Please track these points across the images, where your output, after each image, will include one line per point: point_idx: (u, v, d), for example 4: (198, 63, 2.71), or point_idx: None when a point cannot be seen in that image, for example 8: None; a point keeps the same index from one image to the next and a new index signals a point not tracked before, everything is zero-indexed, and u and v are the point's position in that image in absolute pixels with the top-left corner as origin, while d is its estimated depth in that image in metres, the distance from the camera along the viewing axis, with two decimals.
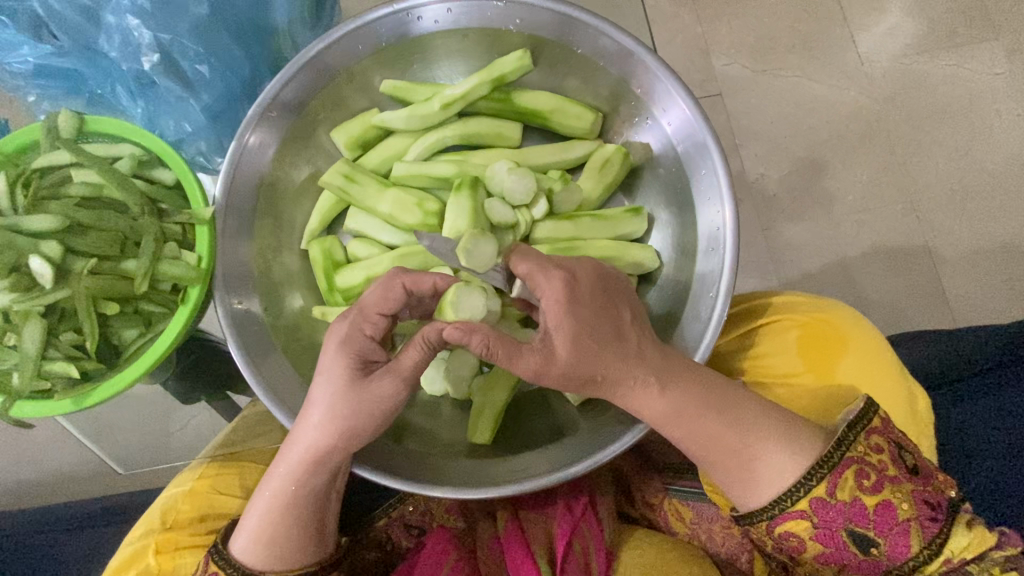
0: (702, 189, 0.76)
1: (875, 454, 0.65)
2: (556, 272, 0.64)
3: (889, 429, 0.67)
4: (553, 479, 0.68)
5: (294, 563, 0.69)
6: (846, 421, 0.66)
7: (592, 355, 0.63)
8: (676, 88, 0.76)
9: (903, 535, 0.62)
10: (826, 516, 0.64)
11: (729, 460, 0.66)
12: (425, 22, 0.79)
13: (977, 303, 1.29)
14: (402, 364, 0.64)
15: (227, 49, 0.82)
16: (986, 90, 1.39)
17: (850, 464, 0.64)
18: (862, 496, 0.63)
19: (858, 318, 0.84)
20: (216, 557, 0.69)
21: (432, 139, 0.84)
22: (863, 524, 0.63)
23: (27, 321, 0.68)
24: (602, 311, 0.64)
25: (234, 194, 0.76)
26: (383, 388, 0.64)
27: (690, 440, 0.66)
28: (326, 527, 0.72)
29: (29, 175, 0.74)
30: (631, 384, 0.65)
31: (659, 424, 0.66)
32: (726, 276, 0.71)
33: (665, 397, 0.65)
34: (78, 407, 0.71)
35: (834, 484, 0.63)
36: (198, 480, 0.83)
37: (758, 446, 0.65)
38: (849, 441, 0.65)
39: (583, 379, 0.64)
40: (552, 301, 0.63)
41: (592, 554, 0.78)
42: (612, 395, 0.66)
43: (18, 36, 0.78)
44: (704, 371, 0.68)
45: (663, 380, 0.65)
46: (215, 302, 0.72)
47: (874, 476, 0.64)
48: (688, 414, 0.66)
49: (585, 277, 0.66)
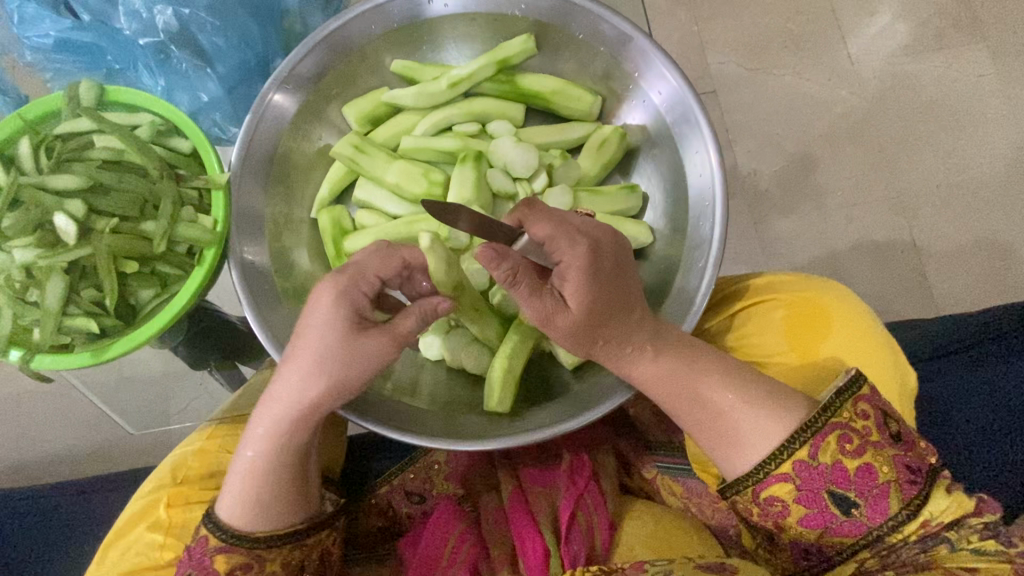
0: (693, 165, 0.80)
1: (859, 420, 0.68)
2: (581, 240, 0.68)
3: (876, 397, 0.70)
4: (547, 433, 0.72)
5: (280, 522, 0.71)
6: (834, 389, 0.69)
7: (602, 319, 0.68)
8: (666, 66, 0.80)
9: (882, 496, 0.66)
10: (808, 477, 0.67)
11: (716, 409, 0.71)
12: (435, 5, 0.83)
13: (959, 296, 1.34)
14: (396, 328, 0.69)
15: (241, 27, 0.85)
16: (972, 92, 1.44)
17: (834, 429, 0.67)
18: (843, 459, 0.67)
19: (844, 295, 0.88)
20: (209, 524, 0.70)
21: (439, 115, 0.88)
22: (843, 486, 0.67)
23: (50, 276, 0.72)
24: (614, 287, 0.69)
25: (248, 159, 0.79)
26: (371, 345, 0.67)
27: (676, 391, 0.72)
28: (309, 481, 0.74)
29: (52, 140, 0.77)
30: (633, 344, 0.71)
31: (656, 377, 0.72)
32: (715, 247, 0.75)
33: (661, 355, 0.72)
34: (97, 361, 0.73)
35: (816, 447, 0.67)
36: (208, 439, 0.85)
37: (732, 395, 0.71)
38: (835, 407, 0.68)
39: (591, 338, 0.69)
40: (570, 265, 0.67)
41: (595, 524, 0.82)
42: (614, 357, 0.72)
43: (41, 10, 0.82)
44: (688, 331, 0.72)
45: (660, 345, 0.72)
46: (229, 254, 0.75)
47: (857, 441, 0.67)
48: (680, 369, 0.72)
49: (607, 248, 0.70)
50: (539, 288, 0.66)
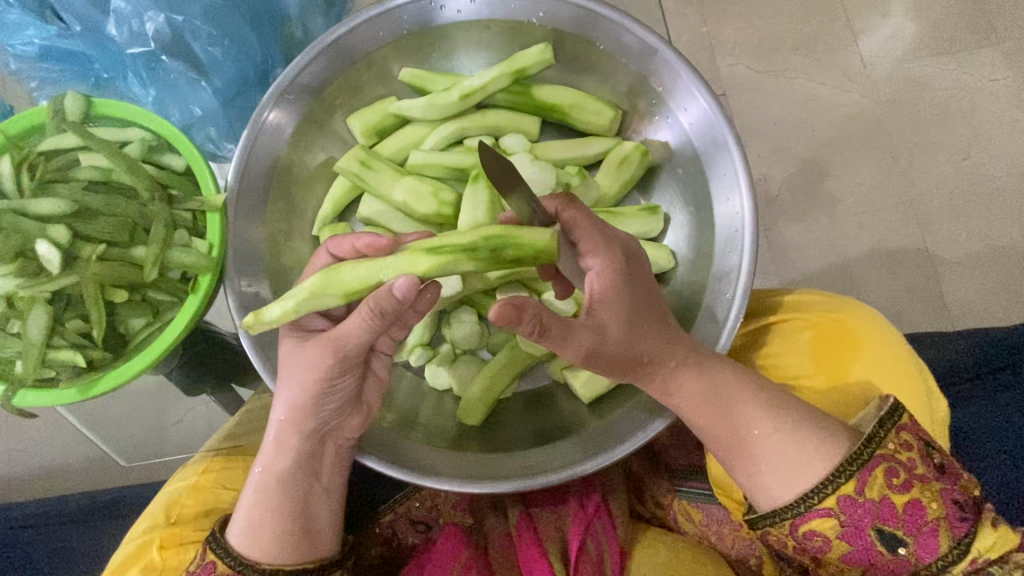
0: (720, 188, 0.75)
1: (904, 452, 0.64)
2: (613, 252, 0.62)
3: (918, 425, 0.66)
4: (559, 476, 0.68)
5: (288, 551, 0.65)
6: (878, 418, 0.65)
7: (642, 335, 0.64)
8: (694, 83, 0.76)
9: (931, 535, 0.61)
10: (854, 514, 0.63)
11: (743, 447, 0.67)
12: (448, 12, 0.78)
13: (974, 306, 1.30)
14: (343, 332, 0.62)
15: (238, 34, 0.80)
16: (987, 96, 1.40)
17: (880, 462, 0.63)
18: (891, 494, 0.62)
19: (875, 318, 0.83)
20: (213, 547, 0.65)
21: (449, 129, 0.83)
22: (891, 523, 0.62)
23: (33, 306, 0.67)
24: (649, 300, 0.64)
25: (246, 178, 0.74)
26: (315, 351, 0.63)
27: (714, 426, 0.67)
28: (317, 511, 0.68)
29: (34, 158, 0.72)
30: (676, 360, 0.66)
31: (693, 406, 0.68)
32: (744, 276, 0.71)
33: (704, 372, 0.67)
34: (84, 396, 0.69)
35: (862, 481, 0.63)
36: (202, 474, 0.81)
37: (761, 435, 0.66)
38: (879, 438, 0.64)
39: (636, 357, 0.65)
40: (602, 285, 0.61)
41: (606, 555, 0.78)
42: (657, 375, 0.67)
43: (24, 16, 0.75)
44: (712, 363, 0.68)
45: (702, 360, 0.67)
46: (226, 285, 0.71)
47: (903, 475, 0.63)
48: (728, 390, 0.67)
49: (638, 262, 0.64)
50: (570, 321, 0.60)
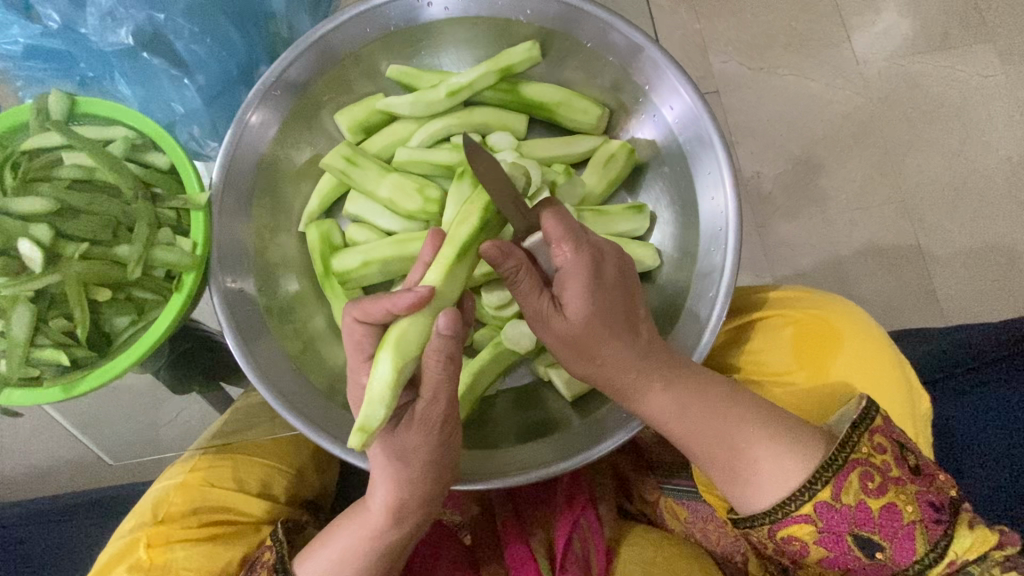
0: (705, 186, 0.75)
1: (878, 455, 0.64)
2: (586, 245, 0.60)
3: (892, 428, 0.67)
4: (532, 476, 0.68)
5: None
6: (851, 422, 0.65)
7: (600, 335, 0.63)
8: (679, 80, 0.76)
9: (908, 538, 0.62)
10: (831, 520, 0.63)
11: (717, 450, 0.67)
12: (434, 9, 0.78)
13: (966, 303, 1.30)
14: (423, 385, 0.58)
15: (223, 31, 0.80)
16: (979, 92, 1.40)
17: (855, 468, 0.63)
18: (867, 498, 0.63)
19: (855, 312, 0.83)
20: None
21: (436, 126, 0.83)
22: (866, 528, 0.63)
23: (14, 305, 0.66)
24: (618, 300, 0.63)
25: (231, 176, 0.74)
26: (410, 440, 0.61)
27: (687, 432, 0.68)
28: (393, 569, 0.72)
29: (17, 157, 0.72)
30: (639, 371, 0.66)
31: (667, 418, 0.68)
32: (727, 273, 0.71)
33: (672, 387, 0.67)
34: (68, 395, 0.70)
35: (839, 487, 0.63)
36: (190, 472, 0.82)
37: (739, 434, 0.66)
38: (852, 443, 0.64)
39: (590, 356, 0.65)
40: (569, 269, 0.60)
41: (591, 554, 0.78)
42: (618, 382, 0.67)
43: (6, 14, 0.75)
44: (679, 362, 0.68)
45: (670, 376, 0.67)
46: (209, 283, 0.71)
47: (878, 478, 0.63)
48: (694, 404, 0.67)
49: (611, 261, 0.63)
50: (537, 288, 0.60)
